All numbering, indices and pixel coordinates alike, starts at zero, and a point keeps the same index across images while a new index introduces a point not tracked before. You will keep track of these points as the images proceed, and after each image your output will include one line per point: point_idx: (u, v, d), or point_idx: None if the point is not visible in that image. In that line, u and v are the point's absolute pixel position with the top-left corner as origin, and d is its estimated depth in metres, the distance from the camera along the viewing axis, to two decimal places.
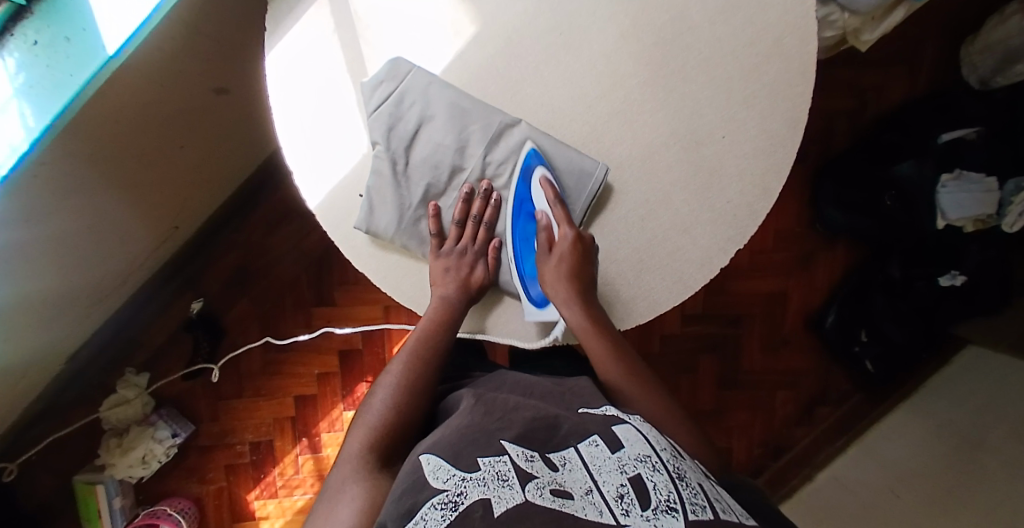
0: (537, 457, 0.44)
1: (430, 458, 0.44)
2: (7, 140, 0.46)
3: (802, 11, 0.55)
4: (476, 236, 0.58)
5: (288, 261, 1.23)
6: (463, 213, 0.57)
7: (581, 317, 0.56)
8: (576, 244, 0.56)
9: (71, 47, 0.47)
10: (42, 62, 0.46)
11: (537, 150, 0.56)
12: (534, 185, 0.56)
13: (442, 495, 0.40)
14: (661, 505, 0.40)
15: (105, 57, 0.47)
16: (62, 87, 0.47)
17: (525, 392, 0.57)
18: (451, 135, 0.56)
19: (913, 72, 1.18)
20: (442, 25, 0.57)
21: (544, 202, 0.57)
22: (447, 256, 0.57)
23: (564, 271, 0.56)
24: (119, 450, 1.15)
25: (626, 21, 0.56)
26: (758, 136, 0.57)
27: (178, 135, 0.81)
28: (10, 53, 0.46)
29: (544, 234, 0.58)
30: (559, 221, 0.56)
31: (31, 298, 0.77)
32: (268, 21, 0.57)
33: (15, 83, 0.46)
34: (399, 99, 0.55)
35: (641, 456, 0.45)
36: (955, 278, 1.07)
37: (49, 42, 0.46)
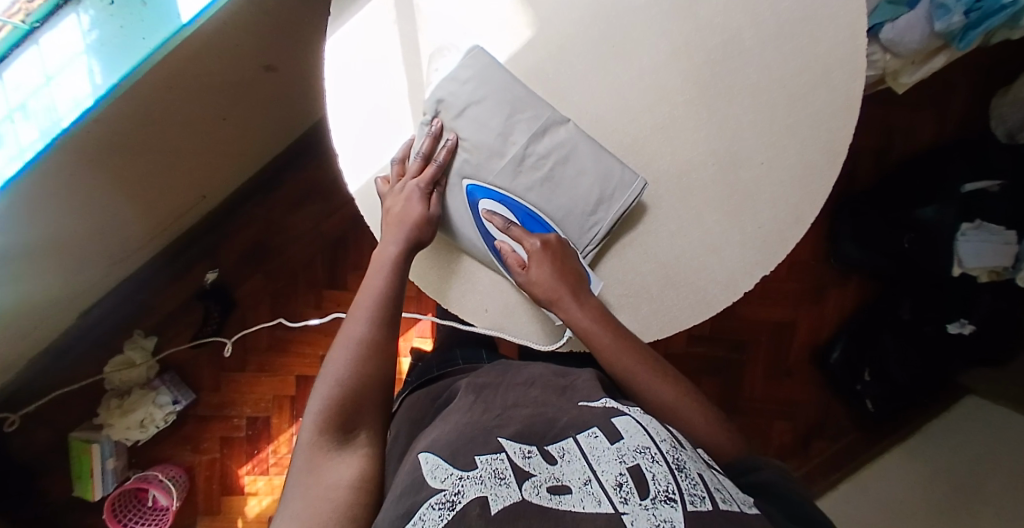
0: (535, 451, 0.45)
1: (429, 456, 0.45)
2: (73, 95, 0.48)
3: (853, 45, 0.56)
4: (419, 172, 0.56)
5: (307, 241, 1.24)
6: (425, 150, 0.57)
7: (587, 321, 0.55)
8: (544, 250, 0.56)
9: (146, 11, 0.48)
10: (115, 21, 0.48)
11: (479, 186, 0.57)
12: (482, 216, 0.57)
13: (440, 494, 0.41)
14: (660, 495, 0.40)
15: (178, 24, 0.48)
16: (132, 48, 0.48)
17: (526, 381, 0.57)
18: (498, 120, 0.56)
19: (945, 118, 1.19)
20: (500, 25, 0.58)
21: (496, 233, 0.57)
22: (393, 186, 0.57)
23: (546, 282, 0.55)
24: (119, 411, 1.16)
25: (680, 39, 0.58)
26: (797, 164, 0.57)
27: (221, 106, 0.82)
28: (86, 10, 0.48)
29: (509, 259, 0.56)
30: (522, 238, 0.56)
31: (54, 249, 0.78)
32: (333, 7, 0.60)
33: (87, 39, 0.48)
34: (458, 76, 0.56)
35: (640, 446, 0.44)
36: (962, 326, 1.08)
37: (125, 3, 0.48)
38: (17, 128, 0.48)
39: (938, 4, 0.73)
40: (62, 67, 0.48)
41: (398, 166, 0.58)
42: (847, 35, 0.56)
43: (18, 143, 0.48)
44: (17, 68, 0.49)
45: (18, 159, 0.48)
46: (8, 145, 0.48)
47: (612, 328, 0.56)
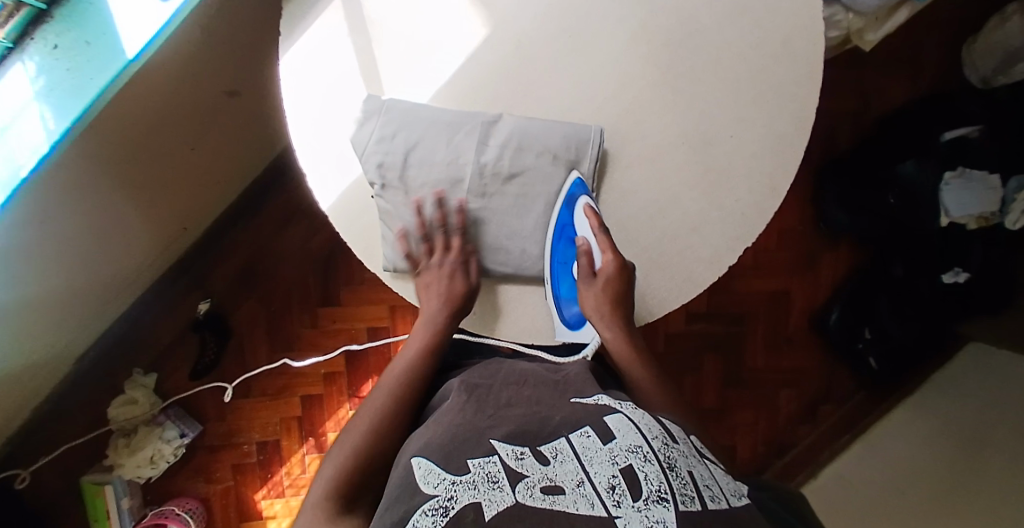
0: (527, 452, 0.45)
1: (422, 462, 0.45)
2: (30, 144, 0.47)
3: (809, 13, 0.56)
4: (449, 247, 0.56)
5: (296, 261, 1.24)
6: (438, 222, 0.56)
7: (618, 338, 0.56)
8: (620, 269, 0.56)
9: (91, 51, 0.47)
10: (61, 65, 0.47)
11: (581, 179, 0.57)
12: (577, 210, 0.57)
13: (432, 501, 0.40)
14: (652, 495, 0.40)
15: (124, 60, 0.47)
16: (82, 90, 0.47)
17: (519, 380, 0.57)
18: (441, 152, 0.56)
19: (918, 69, 1.19)
20: (457, 27, 0.57)
21: (586, 228, 0.57)
22: (428, 270, 0.57)
23: (607, 298, 0.56)
24: (127, 451, 1.16)
25: (637, 23, 0.57)
26: (766, 136, 0.57)
27: (191, 137, 0.82)
28: (30, 57, 0.47)
29: (584, 259, 0.57)
30: (603, 248, 0.56)
31: (44, 296, 0.78)
32: (281, 26, 0.58)
33: (35, 86, 0.47)
34: (383, 133, 0.55)
35: (632, 446, 0.44)
36: (958, 275, 1.07)
37: (69, 46, 0.47)
38: None
39: None
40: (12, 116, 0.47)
41: (413, 246, 0.57)
42: (801, 3, 0.56)
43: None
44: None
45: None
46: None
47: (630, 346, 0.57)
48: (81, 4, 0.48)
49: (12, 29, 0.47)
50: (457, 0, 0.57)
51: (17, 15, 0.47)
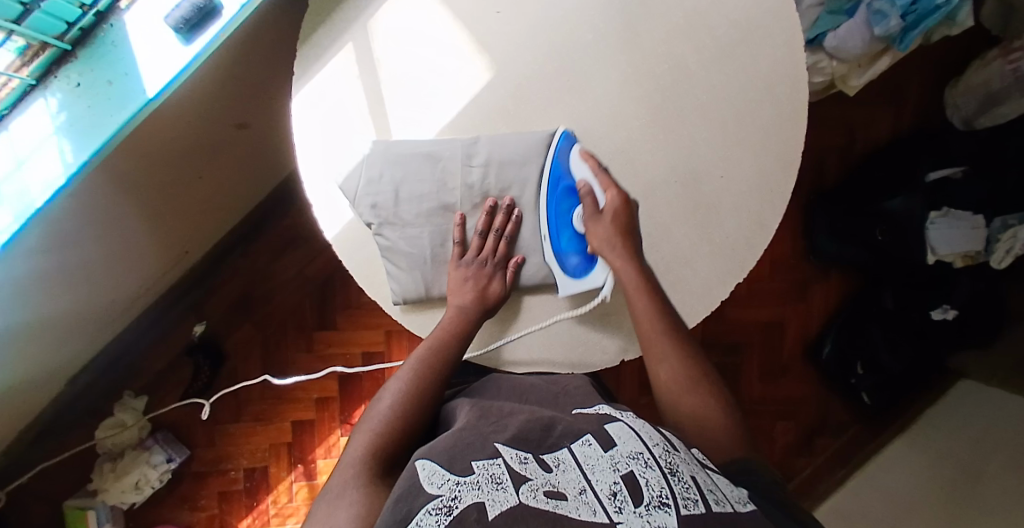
0: (531, 458, 0.46)
1: (426, 463, 0.46)
2: (46, 176, 0.49)
3: (792, 60, 0.59)
4: (496, 249, 0.58)
5: (292, 286, 1.25)
6: (486, 225, 0.59)
7: (635, 273, 0.57)
8: (625, 203, 0.58)
9: (112, 89, 0.50)
10: (83, 101, 0.49)
11: (570, 131, 0.59)
12: (574, 159, 0.59)
13: (437, 500, 0.41)
14: (654, 501, 0.40)
15: (145, 99, 0.49)
16: (101, 127, 0.49)
17: (522, 396, 0.58)
18: (429, 182, 0.59)
19: (901, 112, 1.24)
20: (463, 67, 0.60)
21: (584, 172, 0.59)
22: (467, 267, 0.58)
23: (615, 227, 0.57)
24: (113, 476, 1.14)
25: (630, 67, 0.60)
26: (754, 175, 0.59)
27: (200, 165, 0.84)
28: (53, 93, 0.49)
29: (587, 199, 0.58)
30: (605, 185, 0.58)
31: (44, 320, 0.79)
32: (296, 65, 0.61)
33: (57, 121, 0.49)
34: (372, 175, 0.58)
35: (633, 453, 0.45)
36: (946, 312, 1.09)
37: (90, 84, 0.50)
38: None
39: (875, 10, 0.78)
40: (32, 151, 0.49)
41: (458, 246, 0.59)
42: (786, 48, 0.59)
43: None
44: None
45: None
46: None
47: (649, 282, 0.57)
48: (104, 45, 0.50)
49: (36, 67, 0.49)
50: (463, 43, 0.60)
51: (43, 54, 0.49)
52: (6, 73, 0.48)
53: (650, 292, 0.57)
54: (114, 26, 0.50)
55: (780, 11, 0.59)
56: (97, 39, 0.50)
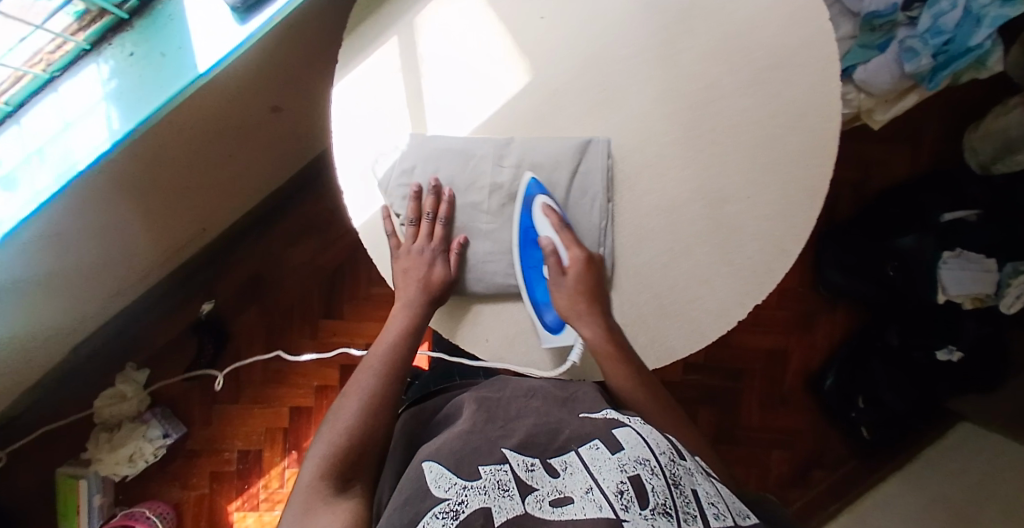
0: (537, 464, 0.46)
1: (433, 464, 0.46)
2: (93, 142, 0.51)
3: (824, 91, 0.59)
4: (431, 235, 0.58)
5: (303, 273, 1.26)
6: (416, 211, 0.59)
7: (599, 335, 0.56)
8: (587, 263, 0.58)
9: (164, 61, 0.52)
10: (134, 71, 0.52)
11: (537, 180, 0.59)
12: (537, 212, 0.59)
13: (443, 504, 0.41)
14: (659, 507, 0.41)
15: (195, 73, 0.52)
16: (151, 97, 0.52)
17: (528, 392, 0.56)
18: (461, 177, 0.59)
19: (920, 152, 1.24)
20: (501, 69, 0.61)
21: (548, 228, 0.59)
22: (406, 257, 0.59)
23: (581, 292, 0.57)
24: (108, 446, 1.15)
25: (664, 84, 0.60)
26: (780, 200, 0.59)
27: (230, 147, 0.85)
28: (106, 60, 0.52)
29: (551, 258, 0.58)
30: (569, 245, 0.58)
31: (57, 282, 0.80)
32: (341, 56, 0.62)
33: (107, 88, 0.52)
34: (405, 167, 0.59)
35: (640, 458, 0.45)
36: (952, 353, 1.08)
37: (144, 55, 0.52)
38: (33, 171, 0.52)
39: (907, 47, 0.78)
40: (82, 116, 0.52)
41: (394, 236, 0.60)
42: (818, 79, 0.59)
43: (33, 188, 0.51)
44: (39, 115, 0.53)
45: (33, 201, 0.51)
46: (25, 190, 0.51)
47: (614, 340, 0.57)
48: (161, 19, 0.53)
49: (93, 33, 0.52)
50: (503, 46, 0.61)
51: (101, 20, 0.52)
52: (64, 35, 0.51)
53: (622, 354, 0.56)
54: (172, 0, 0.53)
55: (815, 41, 0.60)
56: (154, 11, 0.53)
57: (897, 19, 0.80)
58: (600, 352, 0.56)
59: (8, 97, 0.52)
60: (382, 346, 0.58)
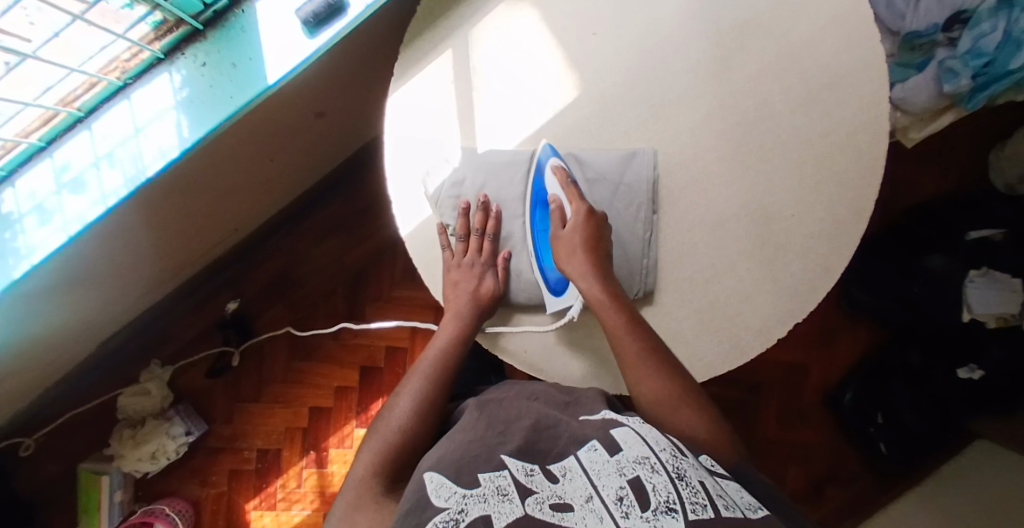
0: (537, 470, 0.47)
1: (434, 475, 0.47)
2: (160, 146, 0.58)
3: (875, 111, 0.59)
4: (481, 249, 0.60)
5: (329, 274, 1.26)
6: (466, 227, 0.60)
7: (597, 291, 0.57)
8: (589, 219, 0.58)
9: (236, 71, 0.58)
10: (205, 79, 0.58)
11: (553, 147, 0.60)
12: (548, 173, 0.60)
13: (443, 513, 0.43)
14: (660, 506, 0.41)
15: (264, 84, 0.58)
16: (222, 105, 0.58)
17: (529, 395, 0.56)
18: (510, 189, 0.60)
19: (949, 169, 1.24)
20: (552, 84, 0.62)
21: (557, 187, 0.59)
22: (458, 270, 0.60)
23: (578, 241, 0.57)
24: (131, 443, 1.16)
25: (715, 101, 0.61)
26: (825, 219, 0.59)
27: (271, 151, 0.86)
28: (179, 70, 0.59)
29: (555, 212, 0.59)
30: (572, 199, 0.58)
31: (90, 275, 0.81)
32: (397, 65, 0.63)
33: (178, 95, 0.58)
34: (456, 179, 0.61)
35: (639, 458, 0.46)
36: (973, 372, 1.08)
37: (215, 64, 0.58)
38: (102, 174, 0.59)
39: (947, 67, 0.79)
40: (151, 121, 0.58)
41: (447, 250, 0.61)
42: (870, 100, 0.60)
43: (101, 189, 0.58)
44: (110, 118, 0.59)
45: (101, 202, 0.58)
46: (92, 190, 0.59)
47: (617, 301, 0.57)
48: (233, 31, 0.59)
49: (169, 43, 0.59)
50: (555, 59, 0.62)
51: (178, 31, 0.58)
52: (142, 45, 0.58)
53: (623, 314, 0.56)
54: (245, 12, 0.59)
55: (869, 62, 0.60)
56: (228, 21, 0.59)
57: (938, 39, 0.81)
58: (596, 302, 0.57)
59: (82, 102, 0.59)
60: (432, 352, 0.59)
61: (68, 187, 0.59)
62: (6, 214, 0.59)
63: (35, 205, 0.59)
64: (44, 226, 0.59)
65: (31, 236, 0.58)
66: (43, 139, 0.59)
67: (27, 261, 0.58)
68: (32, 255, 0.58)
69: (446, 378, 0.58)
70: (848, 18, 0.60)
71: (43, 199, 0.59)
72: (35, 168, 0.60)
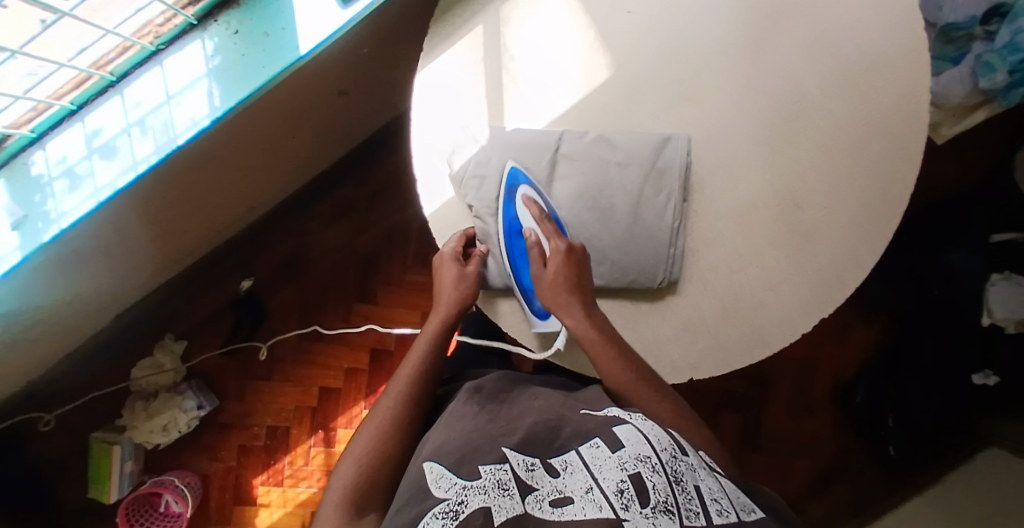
0: (538, 463, 0.46)
1: (434, 465, 0.46)
2: (192, 115, 0.58)
3: (914, 100, 0.58)
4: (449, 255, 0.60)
5: (342, 254, 1.26)
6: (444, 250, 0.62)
7: (582, 325, 0.56)
8: (569, 256, 0.57)
9: (268, 40, 0.58)
10: (239, 49, 0.58)
11: (520, 169, 0.59)
12: (520, 204, 0.59)
13: (443, 504, 0.42)
14: (659, 505, 0.42)
15: (296, 55, 0.58)
16: (254, 75, 0.58)
17: (532, 393, 0.56)
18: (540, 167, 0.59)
19: (974, 169, 1.22)
20: (580, 63, 0.61)
21: (530, 220, 0.59)
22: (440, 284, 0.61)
23: (562, 282, 0.56)
24: (144, 415, 1.17)
25: (749, 85, 0.60)
26: (856, 210, 0.58)
27: (292, 127, 0.86)
28: (212, 37, 0.58)
29: (533, 250, 0.58)
30: (550, 236, 0.57)
31: (105, 244, 0.80)
32: (426, 43, 0.62)
33: (211, 64, 0.58)
34: (481, 158, 0.59)
35: (641, 455, 0.46)
36: (987, 377, 1.06)
37: (248, 33, 0.58)
38: (134, 142, 0.59)
39: (982, 61, 0.78)
40: (184, 91, 0.59)
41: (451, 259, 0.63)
42: (909, 88, 0.58)
43: (132, 156, 0.59)
44: (141, 85, 0.59)
45: (133, 169, 0.59)
46: (124, 157, 0.59)
47: (603, 334, 0.56)
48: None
49: (202, 9, 0.58)
50: (585, 38, 0.61)
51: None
52: (177, 11, 0.57)
53: (608, 343, 0.56)
54: None
55: (910, 49, 0.58)
56: None
57: (975, 33, 0.79)
58: (584, 339, 0.56)
59: (114, 67, 0.59)
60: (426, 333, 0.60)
61: (98, 152, 0.59)
62: (35, 177, 0.59)
63: (64, 169, 0.59)
64: (73, 192, 0.59)
65: (61, 201, 0.59)
66: (74, 102, 0.59)
67: (57, 225, 0.59)
68: (61, 220, 0.59)
69: (437, 361, 0.58)
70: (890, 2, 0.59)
71: (73, 164, 0.59)
72: (65, 132, 0.59)
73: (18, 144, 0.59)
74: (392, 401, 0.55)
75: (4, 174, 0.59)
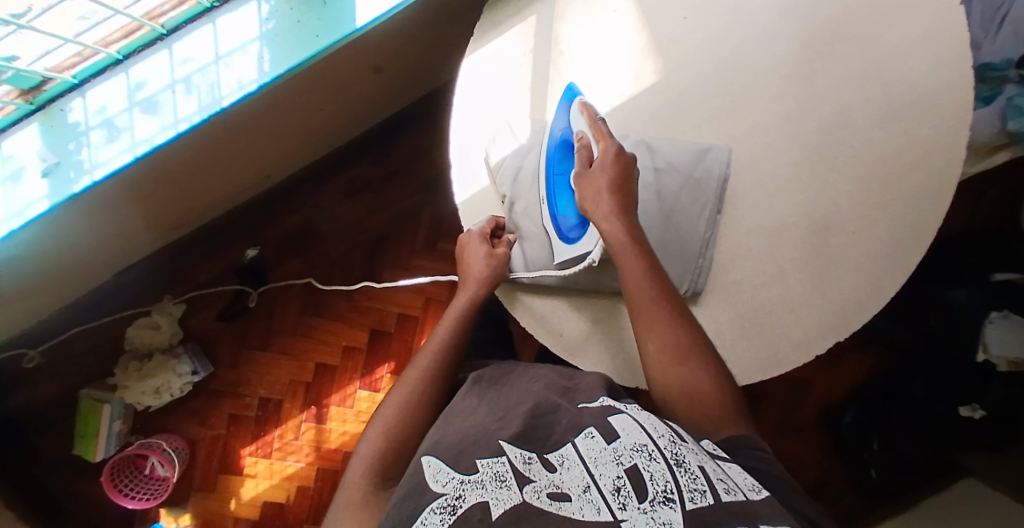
0: (535, 458, 0.46)
1: (432, 460, 0.47)
2: (239, 78, 0.59)
3: (954, 136, 0.58)
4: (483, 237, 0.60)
5: (351, 233, 1.25)
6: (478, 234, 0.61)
7: (619, 233, 0.54)
8: (617, 158, 0.56)
9: (325, 10, 0.59)
10: (294, 15, 0.59)
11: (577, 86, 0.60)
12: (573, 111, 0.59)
13: (441, 499, 0.43)
14: (659, 496, 0.41)
15: (353, 27, 0.59)
16: (307, 43, 0.59)
17: (533, 378, 0.55)
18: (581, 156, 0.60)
19: (990, 208, 1.22)
20: (628, 67, 0.61)
21: (580, 126, 0.58)
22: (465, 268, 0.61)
23: (604, 181, 0.55)
24: (137, 375, 1.15)
25: (794, 105, 0.60)
26: (884, 239, 0.59)
27: (324, 100, 0.85)
28: (267, 1, 0.59)
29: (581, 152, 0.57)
30: (599, 138, 0.56)
31: (118, 196, 0.78)
32: (477, 28, 0.63)
33: (264, 28, 0.59)
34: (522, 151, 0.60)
35: (637, 445, 0.45)
36: (974, 410, 1.07)
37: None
38: (178, 100, 0.59)
39: (1013, 104, 0.77)
40: (232, 52, 0.59)
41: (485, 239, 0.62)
42: (950, 125, 0.59)
43: (174, 114, 0.59)
44: (192, 40, 0.59)
45: (175, 127, 0.59)
46: (166, 113, 0.59)
47: (642, 253, 0.54)
48: None
49: None
50: (636, 42, 0.61)
51: None
52: None
53: (644, 262, 0.54)
54: None
55: (956, 85, 0.59)
56: None
57: (1010, 75, 0.80)
58: (618, 245, 0.54)
59: (167, 19, 0.59)
60: (448, 318, 0.60)
61: (140, 106, 0.59)
62: (73, 125, 0.59)
63: (104, 120, 0.59)
64: (110, 143, 0.59)
65: (95, 152, 0.59)
66: (120, 52, 0.59)
67: (89, 176, 0.59)
68: (95, 172, 0.59)
69: (456, 344, 0.59)
70: (944, 36, 0.59)
71: (112, 115, 0.59)
72: (108, 82, 0.59)
73: (57, 89, 0.59)
74: (412, 382, 0.56)
75: (40, 117, 0.59)
